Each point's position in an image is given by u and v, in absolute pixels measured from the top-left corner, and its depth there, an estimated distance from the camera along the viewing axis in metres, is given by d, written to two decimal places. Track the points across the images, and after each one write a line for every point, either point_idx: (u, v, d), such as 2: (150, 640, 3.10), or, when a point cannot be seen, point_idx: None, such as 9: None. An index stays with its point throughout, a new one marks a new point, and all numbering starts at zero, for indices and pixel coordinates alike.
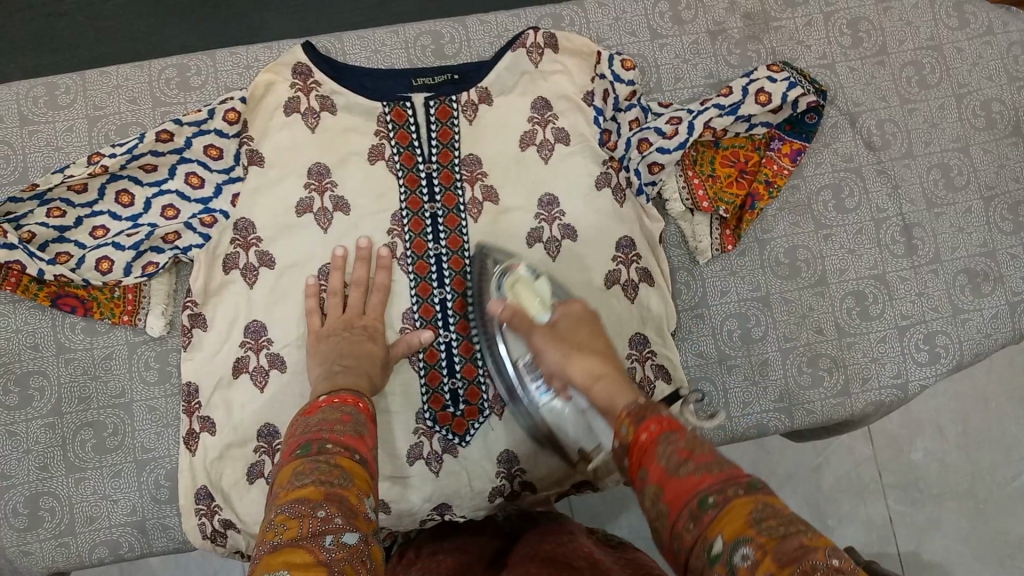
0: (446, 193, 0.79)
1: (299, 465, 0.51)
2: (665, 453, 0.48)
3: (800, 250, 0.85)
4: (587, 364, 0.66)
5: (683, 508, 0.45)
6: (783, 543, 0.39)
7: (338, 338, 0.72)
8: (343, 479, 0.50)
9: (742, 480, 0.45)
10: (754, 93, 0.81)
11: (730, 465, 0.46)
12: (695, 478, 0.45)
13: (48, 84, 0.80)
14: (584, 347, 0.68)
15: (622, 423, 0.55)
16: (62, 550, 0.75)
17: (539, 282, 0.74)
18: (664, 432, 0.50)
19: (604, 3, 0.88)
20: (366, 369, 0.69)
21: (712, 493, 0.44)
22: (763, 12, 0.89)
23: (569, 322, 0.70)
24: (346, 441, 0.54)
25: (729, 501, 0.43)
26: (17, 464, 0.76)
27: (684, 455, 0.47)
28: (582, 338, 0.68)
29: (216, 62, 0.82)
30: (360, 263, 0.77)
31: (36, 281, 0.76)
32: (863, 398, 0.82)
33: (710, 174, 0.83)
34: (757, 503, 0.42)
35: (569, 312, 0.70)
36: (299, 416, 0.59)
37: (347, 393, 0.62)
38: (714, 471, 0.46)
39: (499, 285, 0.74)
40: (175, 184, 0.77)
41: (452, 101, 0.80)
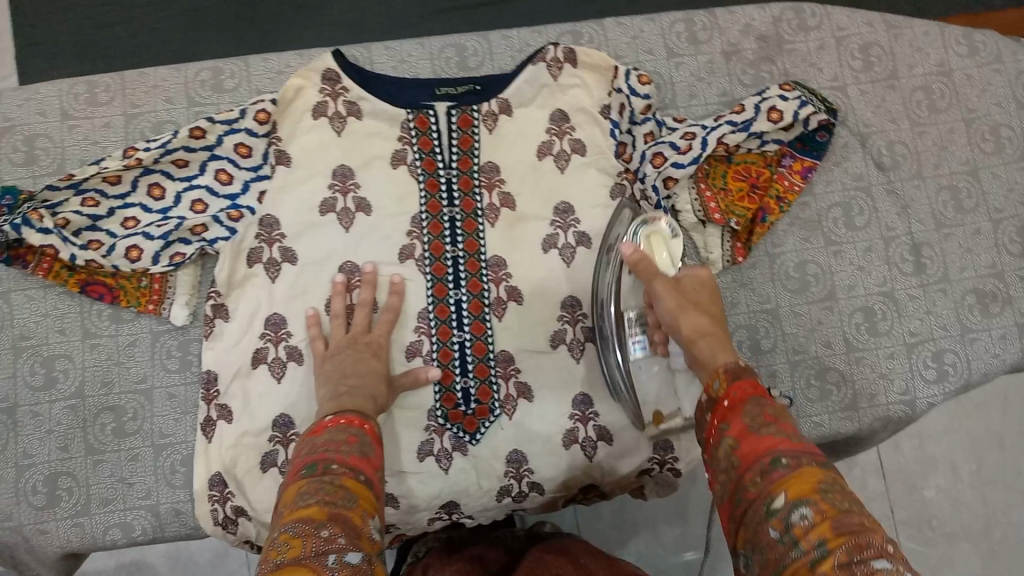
0: (465, 198, 0.81)
1: (304, 486, 0.51)
2: (752, 414, 0.52)
3: (810, 265, 0.86)
4: (704, 318, 0.62)
5: (756, 463, 0.48)
6: (842, 515, 0.43)
7: (342, 357, 0.72)
8: (347, 500, 0.50)
9: (817, 457, 0.48)
10: (766, 110, 0.83)
11: (809, 443, 0.50)
12: (774, 440, 0.49)
13: (88, 83, 0.84)
14: (708, 307, 0.64)
15: (716, 377, 0.57)
16: (78, 529, 0.76)
17: (674, 240, 0.75)
18: (756, 394, 0.54)
19: (623, 23, 0.91)
20: (369, 389, 0.68)
21: (786, 456, 0.48)
22: (776, 35, 0.91)
23: (691, 280, 0.66)
24: (350, 462, 0.54)
25: (801, 467, 0.47)
26: (38, 444, 0.78)
27: (768, 419, 0.51)
28: (704, 298, 0.64)
29: (249, 67, 0.85)
30: (365, 286, 0.78)
31: (67, 267, 0.79)
32: (870, 413, 0.83)
33: (722, 188, 0.85)
34: (826, 475, 0.46)
35: (694, 270, 0.67)
36: (304, 436, 0.59)
37: (353, 414, 0.61)
38: (794, 440, 0.49)
39: (635, 231, 0.75)
40: (205, 179, 0.80)
41: (474, 110, 0.83)
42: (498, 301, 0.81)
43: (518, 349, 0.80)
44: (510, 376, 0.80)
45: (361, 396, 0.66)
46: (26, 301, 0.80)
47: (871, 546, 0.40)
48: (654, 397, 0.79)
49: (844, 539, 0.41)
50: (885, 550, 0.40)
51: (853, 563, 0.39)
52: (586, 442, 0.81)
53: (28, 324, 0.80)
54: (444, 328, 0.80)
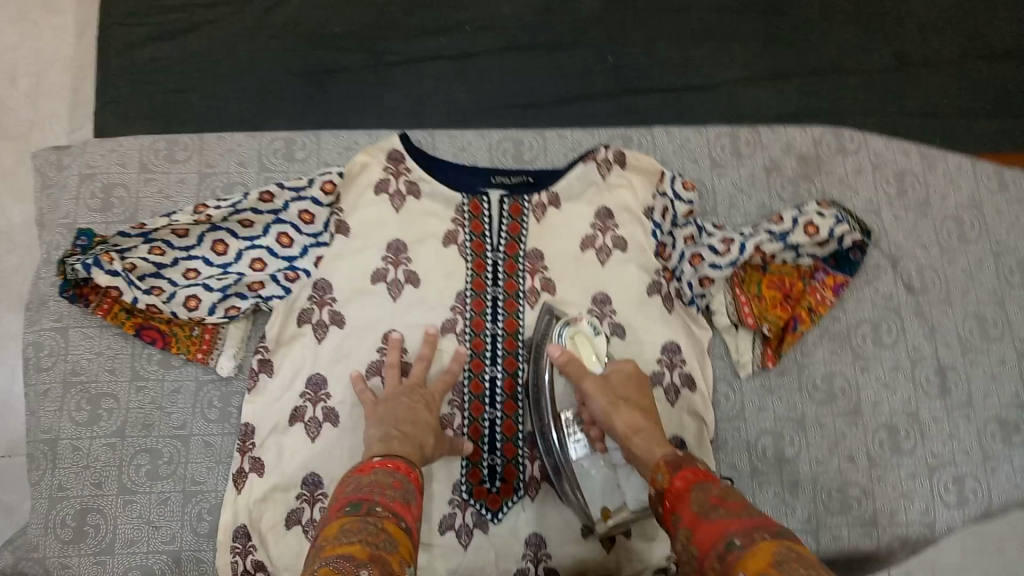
0: (509, 280, 0.85)
1: (348, 523, 0.53)
2: (699, 500, 0.55)
3: (837, 377, 0.88)
4: (634, 412, 0.70)
5: (712, 549, 0.50)
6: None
7: (398, 402, 0.74)
8: (388, 544, 0.52)
9: (770, 528, 0.50)
10: (803, 224, 0.87)
11: (761, 516, 0.52)
12: (725, 522, 0.51)
13: (170, 141, 0.90)
14: (637, 402, 0.72)
15: (660, 470, 0.61)
16: (98, 568, 0.77)
17: (598, 337, 0.81)
18: (698, 479, 0.57)
19: (671, 132, 0.97)
20: (419, 438, 0.70)
21: (738, 536, 0.49)
22: (816, 156, 0.96)
23: (619, 380, 0.74)
24: (394, 507, 0.57)
25: (755, 543, 0.48)
26: (74, 478, 0.80)
27: (715, 501, 0.54)
28: (634, 395, 0.73)
29: (320, 142, 0.91)
30: (427, 344, 0.81)
31: (125, 310, 0.81)
32: (890, 531, 0.84)
33: (756, 295, 0.87)
34: (779, 546, 0.47)
35: (623, 371, 0.76)
36: (351, 473, 0.62)
37: (401, 460, 0.65)
38: (744, 517, 0.51)
39: (560, 333, 0.81)
40: (267, 241, 0.84)
41: (524, 200, 0.88)
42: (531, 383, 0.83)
43: None
44: (537, 457, 0.83)
45: (410, 444, 0.69)
46: (81, 338, 0.83)
47: None
48: (600, 493, 0.78)
49: None
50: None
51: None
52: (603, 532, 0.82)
53: (80, 360, 0.83)
54: (477, 404, 0.82)
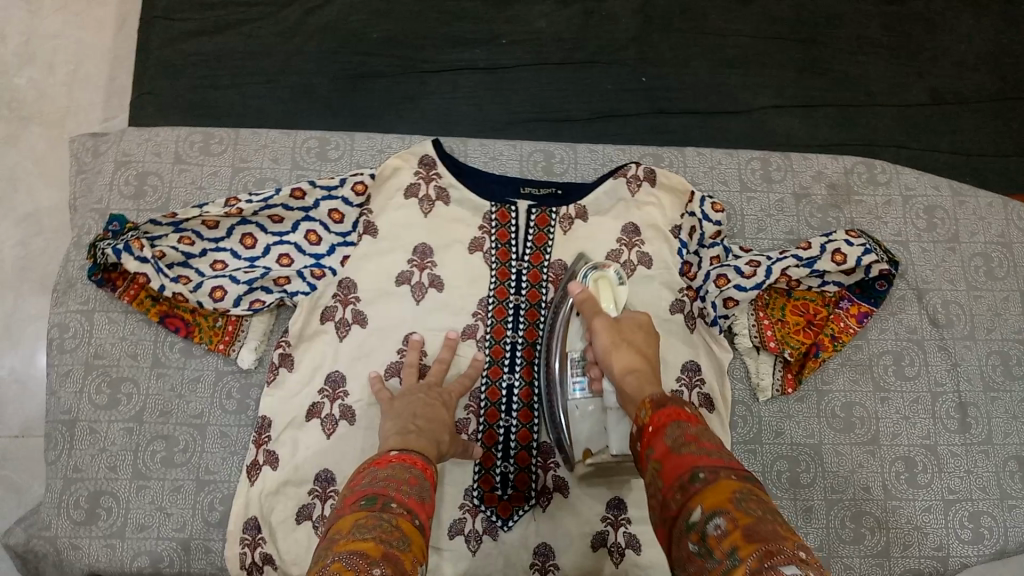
0: (532, 289, 0.86)
1: (362, 518, 0.52)
2: (674, 435, 0.55)
3: (856, 407, 0.87)
4: (633, 354, 0.73)
5: (676, 480, 0.51)
6: (755, 521, 0.45)
7: (413, 400, 0.74)
8: (401, 542, 0.51)
9: (737, 469, 0.51)
10: (830, 252, 0.86)
11: (730, 457, 0.53)
12: (694, 456, 0.52)
13: (205, 134, 0.91)
14: (639, 346, 0.74)
15: (644, 407, 0.61)
16: (108, 551, 0.78)
17: (620, 287, 0.83)
18: (677, 417, 0.57)
19: (703, 153, 0.97)
20: (436, 433, 0.70)
21: (702, 470, 0.50)
22: (846, 186, 0.96)
23: (628, 324, 0.77)
24: (409, 505, 0.56)
25: (718, 478, 0.49)
26: (89, 460, 0.80)
27: (688, 437, 0.54)
28: (638, 340, 0.75)
29: (354, 142, 0.92)
30: (446, 348, 0.81)
31: (152, 297, 0.82)
32: (902, 563, 0.83)
33: (780, 319, 0.87)
34: (740, 485, 0.48)
35: (635, 317, 0.78)
36: (368, 465, 0.62)
37: (417, 455, 0.64)
38: (712, 455, 0.52)
39: (584, 275, 0.84)
40: (295, 237, 0.85)
41: (552, 211, 0.88)
42: None
43: None
44: (550, 467, 0.83)
45: (426, 438, 0.68)
46: (106, 322, 0.84)
47: (778, 552, 0.42)
48: (587, 436, 0.80)
49: (753, 546, 0.43)
50: (795, 555, 0.42)
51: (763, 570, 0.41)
52: (614, 546, 0.81)
53: (103, 344, 0.83)
54: (492, 411, 0.83)
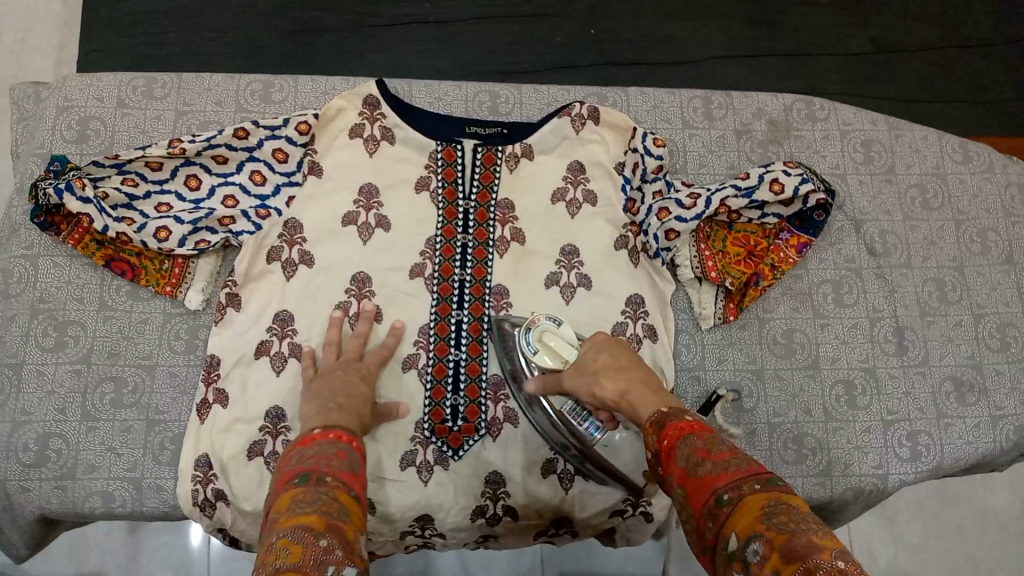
0: (479, 228, 0.87)
1: (299, 493, 0.52)
2: (684, 454, 0.53)
3: (797, 333, 0.90)
4: (617, 377, 0.65)
5: (705, 505, 0.50)
6: (792, 538, 0.43)
7: (332, 378, 0.75)
8: (342, 513, 0.51)
9: (760, 476, 0.50)
10: (768, 181, 0.88)
11: (747, 462, 0.51)
12: (712, 476, 0.51)
13: (147, 78, 0.90)
14: (615, 370, 0.66)
15: (646, 433, 0.58)
16: (59, 492, 0.78)
17: (563, 328, 0.79)
18: (684, 433, 0.54)
19: (646, 92, 0.96)
20: (358, 410, 0.71)
21: (727, 491, 0.49)
22: (786, 121, 0.97)
23: (590, 357, 0.70)
24: (343, 476, 0.56)
25: (745, 497, 0.48)
26: (38, 403, 0.79)
27: (700, 454, 0.52)
28: (617, 359, 0.67)
29: (298, 85, 0.92)
30: (363, 321, 0.82)
31: (96, 240, 0.82)
32: (843, 482, 0.85)
33: (720, 250, 0.89)
34: (767, 497, 0.47)
35: (592, 346, 0.71)
36: (293, 446, 0.60)
37: (341, 429, 0.64)
38: (730, 469, 0.50)
39: (528, 340, 0.79)
40: (240, 178, 0.86)
41: (497, 151, 0.90)
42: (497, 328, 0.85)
43: None
44: (500, 400, 0.84)
45: (347, 415, 0.69)
46: (51, 267, 0.83)
47: (820, 566, 0.41)
48: (634, 462, 0.80)
49: (793, 564, 0.42)
50: (836, 566, 0.41)
51: None
52: (563, 474, 0.84)
53: (49, 289, 0.82)
54: (442, 345, 0.84)
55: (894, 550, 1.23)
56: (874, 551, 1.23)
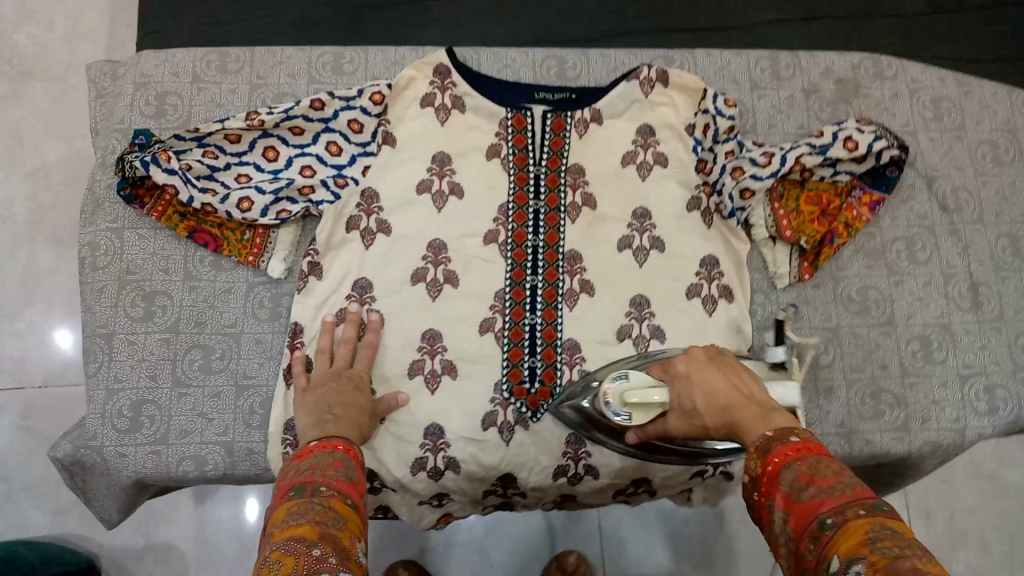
0: (550, 194, 0.88)
1: (294, 506, 0.55)
2: (787, 478, 0.51)
3: (872, 291, 0.90)
4: (716, 409, 0.63)
5: (805, 530, 0.48)
6: (896, 562, 0.41)
7: (326, 389, 0.77)
8: (337, 521, 0.55)
9: (865, 502, 0.48)
10: (842, 140, 0.88)
11: (853, 486, 0.49)
12: (816, 501, 0.49)
13: (220, 53, 0.91)
14: (716, 401, 0.64)
15: (750, 458, 0.56)
16: (154, 457, 0.80)
17: (631, 378, 0.74)
18: (790, 455, 0.53)
19: (712, 54, 0.96)
20: (354, 419, 0.73)
21: (830, 515, 0.47)
22: (854, 80, 0.96)
23: (684, 388, 0.68)
24: (338, 487, 0.59)
25: (848, 522, 0.46)
26: (129, 371, 0.81)
27: (806, 480, 0.50)
28: (713, 384, 0.65)
29: (368, 55, 0.92)
30: (350, 325, 0.82)
31: (179, 212, 0.84)
32: (921, 436, 0.86)
33: (795, 209, 0.89)
34: (871, 523, 0.45)
35: (680, 374, 0.69)
36: (290, 460, 0.64)
37: (340, 440, 0.68)
38: (835, 494, 0.49)
39: (618, 411, 0.74)
40: (316, 149, 0.87)
41: (567, 116, 0.90)
42: (571, 292, 0.86)
43: (586, 339, 0.85)
44: (575, 364, 0.84)
45: (343, 423, 0.72)
46: (135, 240, 0.85)
47: None
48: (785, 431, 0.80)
49: None
50: None
51: None
52: None
53: (134, 260, 0.84)
54: (518, 309, 0.85)
55: (951, 512, 1.25)
56: (931, 513, 1.25)
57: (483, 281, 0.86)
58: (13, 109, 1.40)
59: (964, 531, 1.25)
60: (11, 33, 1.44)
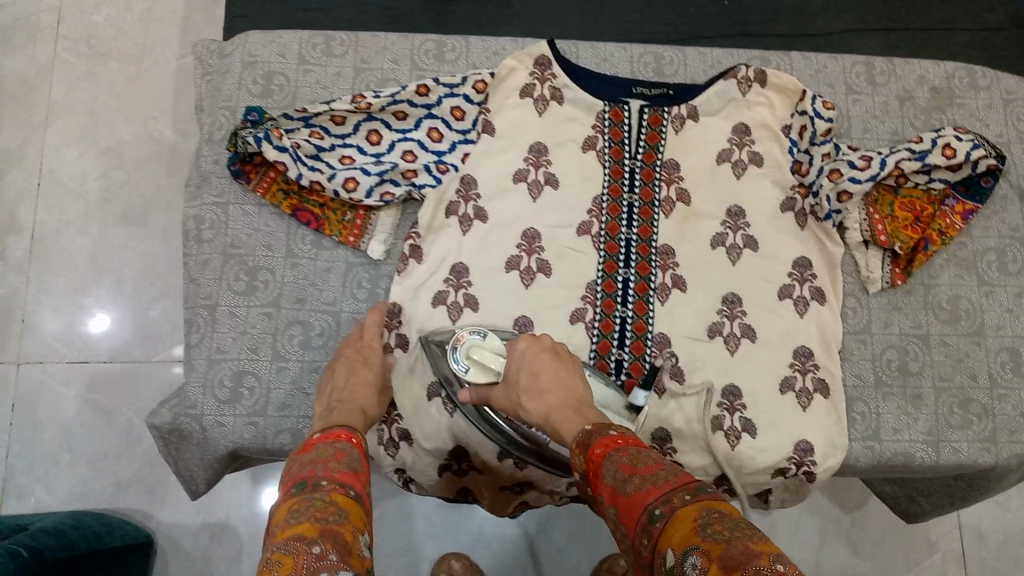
0: (645, 188, 0.89)
1: (296, 504, 0.58)
2: (613, 472, 0.55)
3: (962, 300, 0.90)
4: (542, 399, 0.66)
5: (638, 523, 0.51)
6: (728, 546, 0.45)
7: (337, 368, 0.79)
8: (338, 516, 0.58)
9: (690, 487, 0.52)
10: (941, 146, 0.88)
11: (676, 473, 0.53)
12: (643, 492, 0.52)
13: (326, 36, 0.92)
14: (541, 386, 0.68)
15: (576, 454, 0.60)
16: (252, 428, 0.82)
17: (488, 339, 0.76)
18: (612, 450, 0.56)
19: (809, 57, 0.97)
20: (360, 403, 0.75)
21: (659, 505, 0.51)
22: (949, 89, 0.97)
23: (516, 364, 0.71)
24: (341, 479, 0.62)
25: (675, 510, 0.50)
26: (232, 342, 0.83)
27: (629, 471, 0.54)
28: (544, 372, 0.69)
29: (470, 45, 0.94)
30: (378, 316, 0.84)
31: (283, 190, 0.86)
32: (1009, 448, 0.86)
33: (890, 214, 0.89)
34: (699, 508, 0.49)
35: (519, 354, 0.71)
36: (294, 455, 0.66)
37: (341, 428, 0.70)
38: (660, 483, 0.52)
39: (456, 359, 0.76)
40: (418, 134, 0.88)
41: (664, 111, 0.91)
42: (663, 287, 0.87)
43: (676, 335, 0.86)
44: (665, 358, 0.85)
45: (348, 407, 0.74)
46: (240, 215, 0.86)
47: None
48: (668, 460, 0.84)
49: None
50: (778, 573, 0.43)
51: None
52: (730, 431, 0.84)
53: (239, 235, 0.86)
54: (609, 301, 0.86)
55: (1005, 533, 1.26)
56: (983, 532, 1.26)
57: (574, 273, 0.87)
58: (90, 88, 1.39)
59: (1017, 552, 1.25)
60: (90, 14, 1.42)
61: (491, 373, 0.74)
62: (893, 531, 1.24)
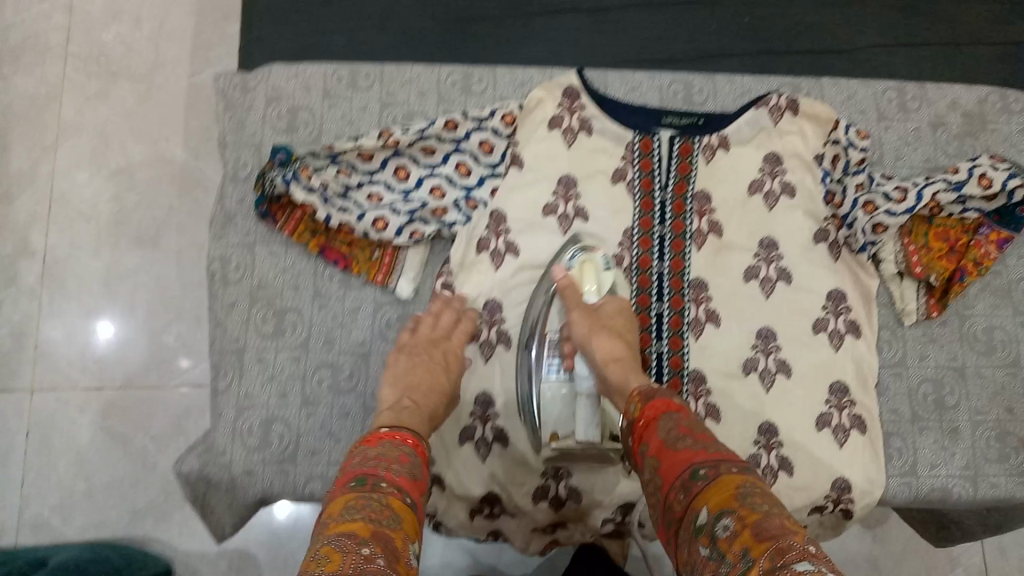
0: (675, 220, 0.88)
1: (353, 499, 0.57)
2: (667, 428, 0.62)
3: (997, 331, 0.89)
4: (616, 343, 0.76)
5: (678, 479, 0.57)
6: (763, 517, 0.51)
7: (416, 361, 0.77)
8: (392, 521, 0.56)
9: (735, 462, 0.57)
10: (978, 176, 0.87)
11: (724, 448, 0.59)
12: (691, 452, 0.59)
13: (351, 69, 0.91)
14: (621, 336, 0.77)
15: (633, 399, 0.69)
16: (282, 475, 0.80)
17: (604, 273, 0.83)
18: (671, 411, 0.64)
19: (839, 83, 0.95)
20: (429, 409, 0.74)
21: (703, 467, 0.57)
22: (981, 114, 0.96)
23: (608, 306, 0.80)
24: (400, 482, 0.61)
25: (719, 475, 0.55)
26: (260, 388, 0.82)
27: (683, 432, 0.61)
28: (621, 326, 0.79)
29: (496, 77, 0.93)
30: (447, 314, 0.82)
31: (310, 229, 0.84)
32: None
33: (924, 245, 0.88)
34: (740, 480, 0.54)
35: (614, 304, 0.81)
36: (359, 444, 0.66)
37: (408, 432, 0.68)
38: (709, 450, 0.58)
39: (572, 256, 0.84)
40: (446, 169, 0.87)
41: (694, 141, 0.90)
42: (696, 322, 0.85)
43: (711, 371, 0.84)
44: (701, 396, 0.84)
45: (421, 414, 0.73)
46: (267, 256, 0.85)
47: (792, 549, 0.48)
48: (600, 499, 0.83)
49: (765, 543, 0.49)
50: (805, 551, 0.48)
51: (776, 568, 0.47)
52: (766, 469, 0.82)
53: (266, 276, 0.85)
54: (644, 337, 0.84)
55: None
56: (1005, 547, 1.25)
57: None
58: (101, 108, 1.36)
59: None
60: (100, 32, 1.40)
61: (581, 289, 0.82)
62: (915, 548, 1.23)
